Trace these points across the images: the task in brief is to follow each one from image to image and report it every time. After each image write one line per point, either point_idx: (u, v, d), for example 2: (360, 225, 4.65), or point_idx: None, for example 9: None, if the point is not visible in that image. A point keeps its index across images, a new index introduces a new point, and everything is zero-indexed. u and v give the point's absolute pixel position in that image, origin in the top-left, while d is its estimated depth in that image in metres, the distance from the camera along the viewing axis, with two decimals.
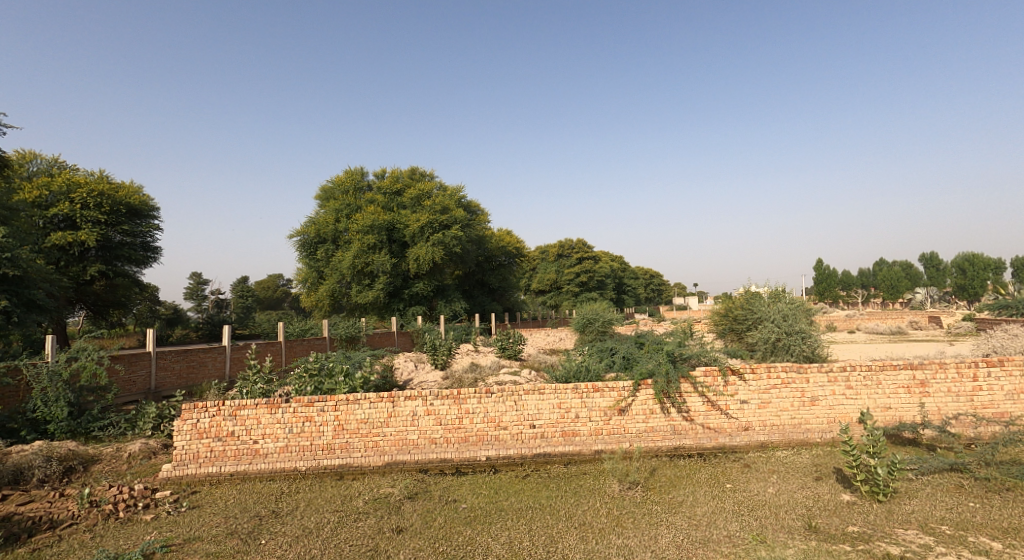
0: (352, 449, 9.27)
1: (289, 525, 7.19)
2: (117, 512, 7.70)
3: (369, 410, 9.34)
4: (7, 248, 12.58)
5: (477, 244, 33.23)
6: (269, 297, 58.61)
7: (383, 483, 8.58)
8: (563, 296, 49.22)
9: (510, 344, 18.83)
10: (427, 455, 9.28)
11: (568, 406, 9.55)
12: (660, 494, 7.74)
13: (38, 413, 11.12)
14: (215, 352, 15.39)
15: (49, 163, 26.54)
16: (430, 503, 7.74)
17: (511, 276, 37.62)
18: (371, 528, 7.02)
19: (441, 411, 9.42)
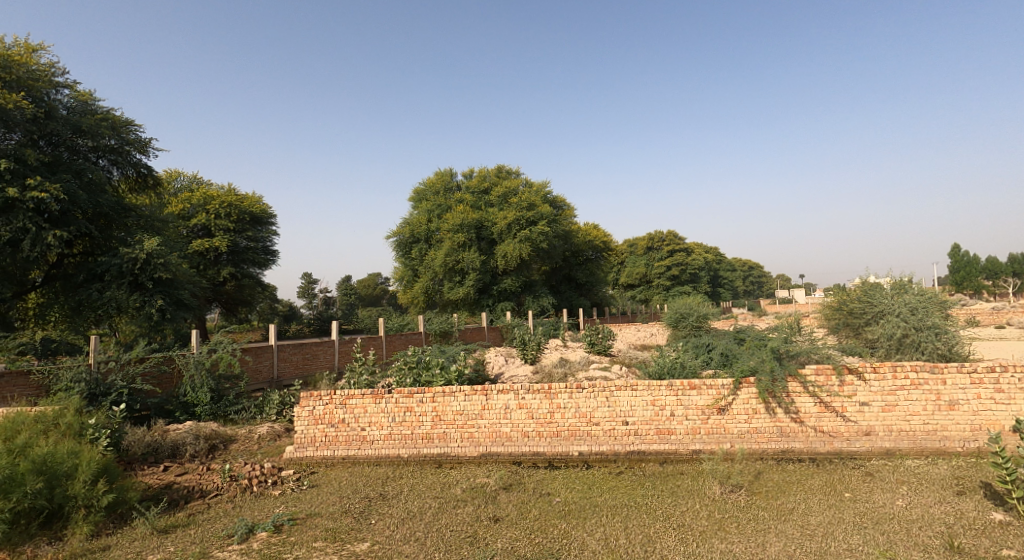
0: (450, 439, 9.73)
1: (394, 508, 7.67)
2: (252, 486, 8.60)
3: (463, 402, 9.77)
4: (161, 255, 14.16)
5: (564, 240, 33.27)
6: (370, 295, 61.73)
7: (479, 473, 8.93)
8: (655, 291, 48.18)
9: (598, 340, 18.67)
10: (520, 448, 9.54)
11: (663, 404, 9.45)
12: (767, 500, 7.51)
13: (188, 396, 12.54)
14: (326, 345, 16.64)
15: (190, 180, 29.83)
16: (525, 495, 7.99)
17: (599, 271, 37.36)
18: (469, 515, 7.34)
19: (533, 405, 9.67)
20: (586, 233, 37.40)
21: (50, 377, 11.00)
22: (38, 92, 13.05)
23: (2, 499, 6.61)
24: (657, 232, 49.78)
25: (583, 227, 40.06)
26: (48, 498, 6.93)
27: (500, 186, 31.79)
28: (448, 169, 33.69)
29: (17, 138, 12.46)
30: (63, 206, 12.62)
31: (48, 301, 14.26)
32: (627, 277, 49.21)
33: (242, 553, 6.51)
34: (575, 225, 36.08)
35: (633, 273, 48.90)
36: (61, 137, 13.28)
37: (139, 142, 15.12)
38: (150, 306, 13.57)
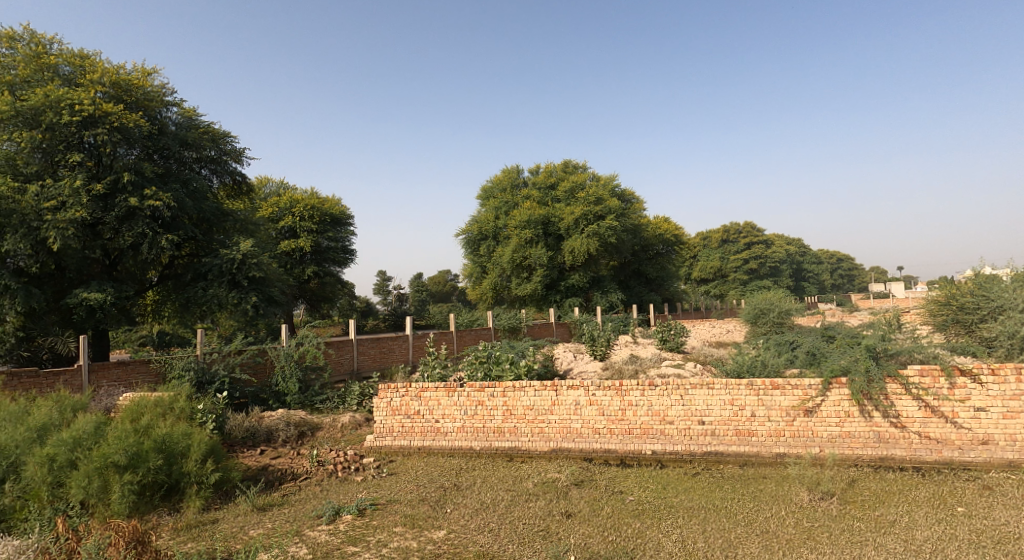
0: (520, 433, 9.87)
1: (468, 498, 7.88)
2: (337, 471, 9.24)
3: (533, 397, 9.85)
4: (255, 255, 15.34)
5: (632, 233, 32.89)
6: (440, 291, 63.22)
7: (549, 468, 9.06)
8: (731, 285, 46.52)
9: (671, 336, 18.52)
10: (591, 445, 9.54)
11: (743, 404, 9.03)
12: (864, 510, 6.96)
13: (279, 386, 13.53)
14: (401, 340, 17.43)
15: (279, 185, 31.94)
16: (597, 492, 8.01)
17: (670, 266, 36.66)
18: (541, 509, 7.38)
19: (603, 402, 9.60)
20: (656, 226, 36.84)
21: (165, 365, 12.20)
22: (152, 111, 14.49)
23: (131, 471, 7.25)
24: (733, 225, 48.27)
25: (653, 220, 39.35)
26: (166, 473, 7.64)
27: (567, 181, 31.80)
28: (515, 166, 34.12)
29: (135, 153, 13.91)
30: (173, 212, 13.99)
31: (160, 297, 15.79)
32: (701, 271, 47.76)
33: (329, 533, 6.84)
34: (644, 219, 35.60)
35: (707, 267, 47.45)
36: (171, 151, 14.69)
37: (235, 152, 16.40)
38: (246, 303, 14.76)
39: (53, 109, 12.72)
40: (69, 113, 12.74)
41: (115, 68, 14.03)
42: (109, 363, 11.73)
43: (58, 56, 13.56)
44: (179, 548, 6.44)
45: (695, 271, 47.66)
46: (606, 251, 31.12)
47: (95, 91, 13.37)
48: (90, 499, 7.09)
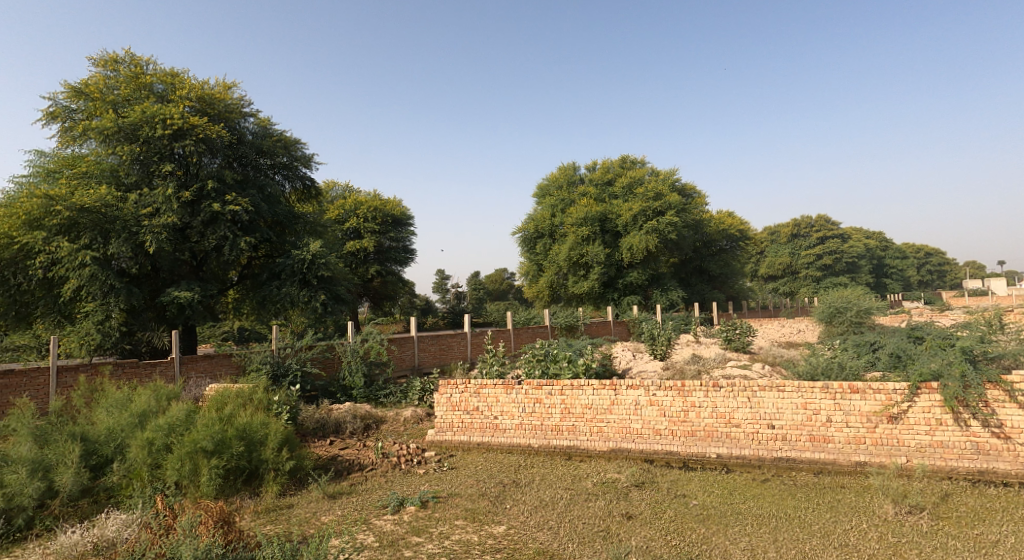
0: (579, 432, 9.81)
1: (527, 496, 7.92)
2: (400, 463, 9.45)
3: (592, 396, 9.78)
4: (323, 255, 16.18)
5: (693, 229, 32.33)
6: (497, 289, 63.88)
7: (609, 468, 8.95)
8: (802, 283, 44.73)
9: (735, 336, 18.15)
10: (653, 446, 9.32)
11: (816, 408, 8.56)
12: (961, 528, 6.35)
13: (346, 380, 14.22)
14: (460, 337, 17.88)
15: (344, 189, 33.22)
16: (659, 494, 7.79)
17: (734, 262, 35.74)
18: (601, 510, 7.27)
19: (664, 402, 9.36)
20: (719, 222, 36.05)
21: (245, 359, 13.08)
22: (232, 122, 15.47)
23: (217, 457, 7.86)
24: (805, 218, 46.38)
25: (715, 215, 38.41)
26: (247, 459, 8.24)
27: (624, 177, 31.51)
28: (571, 163, 34.11)
29: (218, 161, 14.99)
30: (251, 216, 14.95)
31: (240, 297, 16.79)
32: (768, 268, 46.12)
33: (395, 523, 7.05)
34: (706, 214, 34.85)
35: (774, 264, 45.83)
36: (249, 159, 15.71)
37: (305, 158, 17.24)
38: (316, 300, 15.66)
39: (148, 124, 13.86)
40: (161, 127, 13.84)
41: (200, 84, 15.11)
42: (197, 355, 12.64)
43: (153, 76, 14.73)
44: (259, 529, 6.91)
45: (762, 268, 46.27)
46: (666, 246, 30.71)
47: (183, 106, 14.46)
48: (183, 480, 7.68)
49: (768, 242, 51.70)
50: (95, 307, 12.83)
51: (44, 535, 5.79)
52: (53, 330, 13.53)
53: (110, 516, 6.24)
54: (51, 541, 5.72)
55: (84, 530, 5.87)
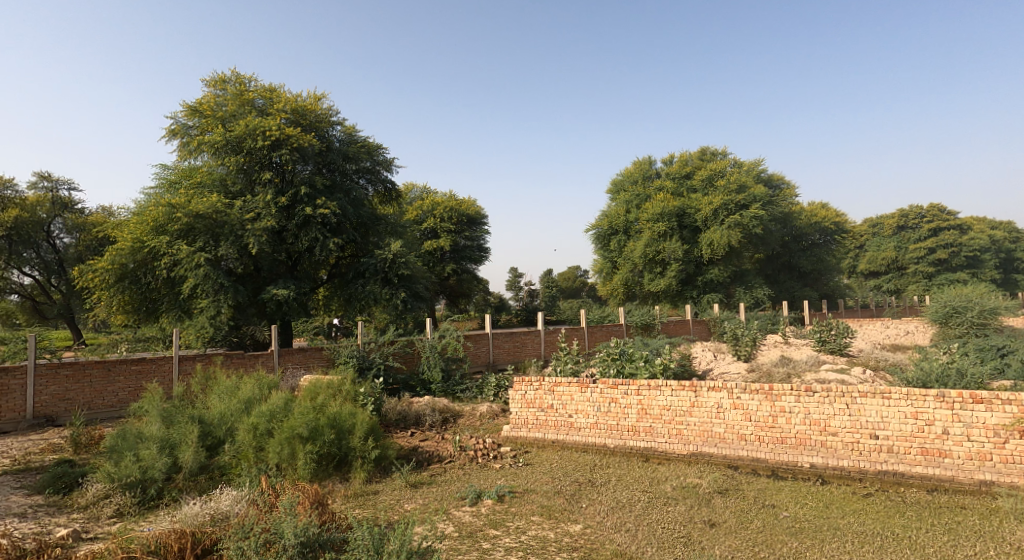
0: (656, 434, 9.08)
1: (603, 497, 7.53)
2: (477, 458, 9.43)
3: (670, 397, 9.00)
4: (403, 255, 16.90)
5: (780, 224, 31.01)
6: (569, 288, 63.99)
7: (689, 473, 8.26)
8: (911, 279, 41.42)
9: (829, 338, 16.96)
10: (737, 452, 8.47)
11: (930, 418, 7.42)
12: None
13: (425, 374, 14.77)
14: (533, 334, 18.13)
15: (422, 190, 34.44)
16: (744, 503, 7.11)
17: (828, 258, 33.70)
18: (681, 516, 6.77)
19: (750, 406, 8.47)
20: (811, 215, 34.19)
21: (334, 352, 13.90)
22: (322, 131, 16.45)
23: (311, 442, 8.48)
24: (914, 208, 42.51)
25: (807, 208, 36.44)
26: (338, 446, 8.76)
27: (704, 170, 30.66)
28: (648, 157, 33.70)
29: (310, 168, 15.98)
30: (338, 219, 15.88)
31: (329, 294, 17.91)
32: (869, 263, 43.50)
33: (473, 515, 7.02)
34: (795, 207, 33.36)
35: (877, 259, 43.05)
36: (337, 165, 16.63)
37: (386, 162, 18.07)
38: (397, 298, 16.38)
39: (251, 136, 14.99)
40: (262, 138, 14.94)
41: (294, 96, 16.20)
42: (293, 349, 13.68)
43: (255, 91, 15.92)
44: (349, 512, 7.34)
45: (864, 264, 43.58)
46: (751, 242, 29.72)
47: (280, 119, 15.60)
48: (283, 463, 8.35)
49: (870, 235, 48.67)
50: (208, 304, 14.14)
51: (172, 504, 6.45)
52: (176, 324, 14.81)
53: (223, 491, 6.86)
54: (176, 510, 6.31)
55: (203, 502, 6.46)
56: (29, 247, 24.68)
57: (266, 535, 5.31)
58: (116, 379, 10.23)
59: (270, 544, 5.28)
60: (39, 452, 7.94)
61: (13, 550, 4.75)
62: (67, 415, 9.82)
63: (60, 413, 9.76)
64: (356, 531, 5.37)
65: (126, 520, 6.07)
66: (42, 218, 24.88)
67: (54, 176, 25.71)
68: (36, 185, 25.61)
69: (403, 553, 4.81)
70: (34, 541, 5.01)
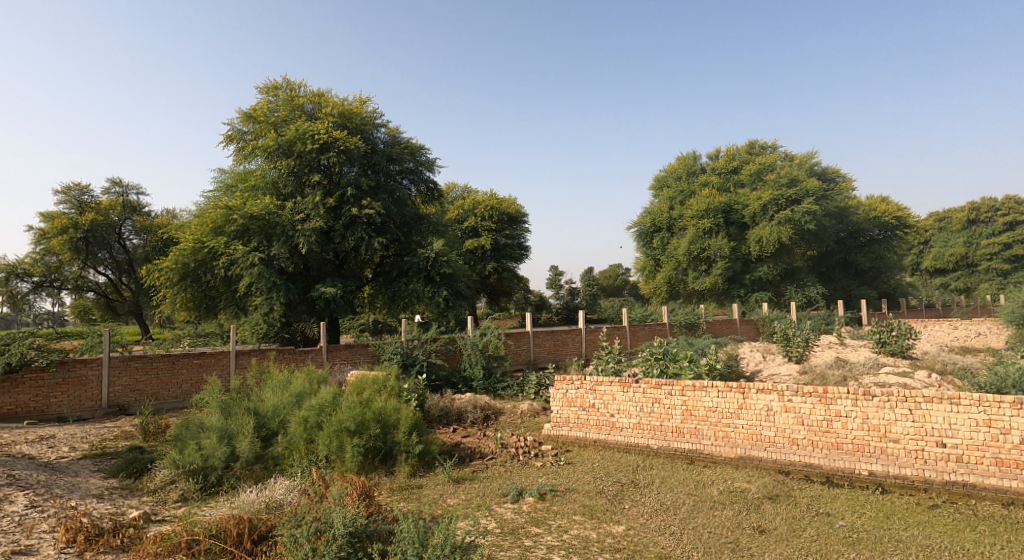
0: (702, 436, 8.78)
1: (646, 498, 7.37)
2: (518, 455, 9.49)
3: (716, 399, 8.71)
4: (445, 254, 17.16)
5: (835, 219, 29.98)
6: (611, 285, 63.49)
7: (736, 477, 7.95)
8: (982, 277, 39.26)
9: (891, 339, 16.22)
10: (788, 456, 8.08)
11: (1004, 426, 6.89)
12: None
13: (467, 371, 14.99)
14: (574, 333, 18.17)
15: (464, 189, 34.84)
16: (796, 510, 6.74)
17: (889, 255, 32.27)
18: (728, 520, 6.51)
19: (803, 409, 8.05)
20: (872, 210, 32.74)
21: (379, 348, 14.27)
22: (367, 134, 16.87)
23: (359, 436, 8.77)
24: (986, 201, 40.25)
25: (867, 202, 35.01)
26: (383, 440, 9.01)
27: (752, 163, 29.81)
28: (693, 152, 33.10)
29: (355, 170, 16.42)
30: (382, 219, 16.28)
31: (374, 292, 18.35)
32: (935, 260, 41.73)
33: (515, 512, 7.11)
34: (852, 201, 32.27)
35: (944, 255, 41.13)
36: (381, 166, 17.03)
37: (428, 162, 18.37)
38: (439, 296, 16.69)
39: (300, 140, 15.54)
40: (310, 142, 15.48)
41: (341, 100, 16.69)
42: (340, 345, 14.16)
43: (304, 97, 16.49)
44: (395, 505, 7.53)
45: (930, 262, 41.71)
46: (803, 239, 28.74)
47: (328, 122, 16.10)
48: (332, 455, 8.64)
49: (936, 230, 46.33)
50: (262, 301, 14.72)
51: (231, 491, 6.79)
52: (232, 320, 15.55)
53: (277, 481, 7.14)
54: (235, 497, 6.64)
55: (259, 490, 6.76)
56: (102, 248, 26.11)
57: (316, 524, 5.37)
58: (180, 371, 10.80)
59: (320, 534, 5.34)
60: (113, 439, 8.49)
61: (92, 528, 5.13)
62: (137, 404, 10.46)
63: (131, 402, 10.40)
64: (402, 523, 5.52)
65: (190, 504, 6.45)
66: (114, 220, 26.25)
67: (125, 183, 27.12)
68: (108, 190, 27.11)
69: (447, 547, 4.90)
70: (110, 521, 5.38)
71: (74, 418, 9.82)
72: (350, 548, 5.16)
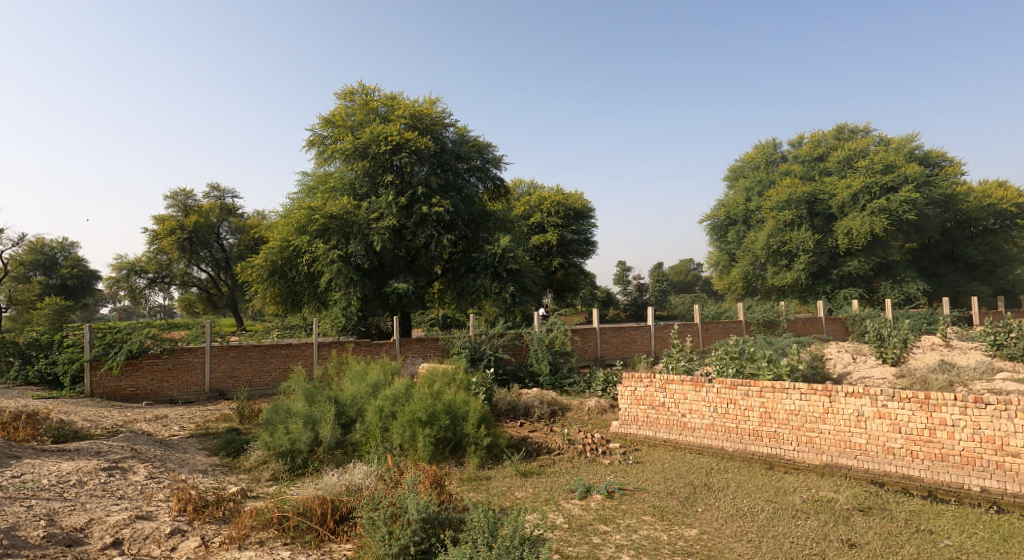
0: (783, 440, 8.42)
1: (722, 502, 7.17)
2: (586, 451, 9.53)
3: (799, 402, 8.30)
4: (511, 250, 17.35)
5: (938, 207, 27.85)
6: (681, 281, 62.08)
7: (822, 485, 7.53)
8: None
9: (1009, 341, 14.88)
10: (882, 466, 7.53)
11: None
12: None
13: (533, 366, 15.14)
14: (643, 330, 17.96)
15: (530, 184, 35.13)
16: (891, 524, 6.32)
17: (1007, 246, 29.42)
18: (814, 531, 6.21)
19: (900, 417, 7.44)
20: (988, 194, 29.77)
21: (448, 342, 14.68)
22: (436, 134, 17.37)
23: (430, 427, 9.10)
24: None
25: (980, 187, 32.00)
26: (452, 431, 9.34)
27: (842, 149, 28.21)
28: (773, 139, 32.39)
29: (426, 169, 16.94)
30: (451, 216, 16.70)
31: (443, 287, 18.81)
32: None
33: (582, 508, 7.21)
34: (960, 187, 29.80)
35: None
36: (450, 165, 17.48)
37: (495, 160, 18.65)
38: (506, 292, 16.95)
39: (375, 142, 16.24)
40: (384, 143, 16.15)
41: (412, 102, 17.25)
42: (412, 339, 14.75)
43: (378, 100, 17.17)
44: (464, 494, 7.79)
45: None
46: (901, 231, 26.95)
47: (400, 124, 16.70)
48: (405, 445, 9.00)
49: None
50: (340, 296, 15.51)
51: (316, 473, 7.26)
52: (315, 314, 16.49)
53: (356, 466, 7.51)
54: (319, 479, 7.09)
55: (339, 474, 7.16)
56: (203, 247, 28.22)
57: (391, 509, 5.58)
58: (269, 360, 11.56)
59: (395, 518, 5.54)
60: (213, 421, 9.24)
61: (199, 500, 5.66)
62: (234, 390, 11.29)
63: (228, 388, 11.25)
64: (472, 512, 5.72)
65: (279, 484, 6.96)
66: (213, 222, 28.18)
67: (223, 188, 29.09)
68: (208, 195, 29.16)
69: (516, 539, 5.01)
70: (214, 494, 5.90)
71: (183, 401, 10.80)
72: (423, 533, 5.38)
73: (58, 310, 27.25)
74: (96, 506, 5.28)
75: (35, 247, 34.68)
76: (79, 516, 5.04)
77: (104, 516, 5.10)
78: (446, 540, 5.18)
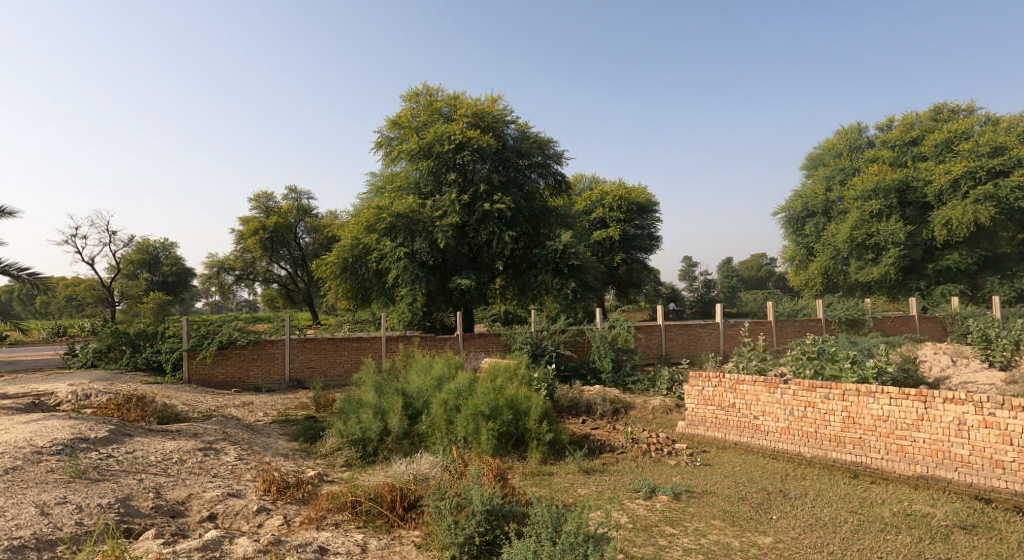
0: (869, 448, 8.06)
1: (800, 510, 6.97)
2: (651, 451, 9.44)
3: (888, 407, 7.92)
4: (572, 246, 17.32)
5: None
6: (751, 276, 59.99)
7: (916, 498, 7.16)
8: None
9: None
10: (990, 481, 7.08)
11: None
12: None
13: (595, 363, 15.07)
14: (710, 328, 17.54)
15: (591, 179, 34.89)
16: (999, 545, 5.95)
17: None
18: (907, 548, 5.94)
19: (1010, 426, 6.98)
20: None
21: (510, 338, 14.87)
22: (498, 131, 17.55)
23: (493, 421, 9.28)
24: None
25: None
26: (515, 426, 9.48)
27: (937, 132, 26.36)
28: (858, 124, 30.65)
29: (487, 166, 17.20)
30: (512, 213, 16.84)
31: (505, 283, 19.05)
32: None
33: (648, 508, 7.19)
34: None
35: None
36: (511, 161, 17.62)
37: (556, 155, 18.61)
38: (567, 288, 16.96)
39: (438, 141, 16.61)
40: (448, 143, 16.49)
41: (474, 101, 17.50)
42: (474, 334, 15.06)
43: (442, 100, 17.52)
44: (528, 489, 7.92)
45: None
46: (1011, 220, 24.82)
47: (463, 123, 16.99)
48: (469, 437, 9.23)
49: None
50: (407, 292, 16.00)
51: (386, 462, 7.58)
52: (383, 309, 17.14)
53: (423, 456, 7.78)
54: (387, 467, 7.39)
55: (407, 463, 7.43)
56: (283, 245, 29.72)
57: (456, 499, 5.78)
58: (342, 352, 12.12)
59: (460, 508, 5.74)
60: (293, 408, 9.81)
61: (281, 481, 6.06)
62: (311, 379, 11.93)
63: (306, 377, 11.90)
64: (535, 507, 5.83)
65: (352, 470, 7.32)
66: (291, 222, 29.56)
67: (300, 189, 30.43)
68: (287, 196, 30.60)
69: (580, 535, 5.08)
70: (294, 477, 6.30)
71: (266, 389, 11.51)
72: (487, 525, 5.53)
73: (158, 304, 29.56)
74: (194, 482, 5.76)
75: (141, 246, 37.47)
76: (180, 490, 5.52)
77: (201, 492, 5.56)
78: (510, 533, 5.31)
